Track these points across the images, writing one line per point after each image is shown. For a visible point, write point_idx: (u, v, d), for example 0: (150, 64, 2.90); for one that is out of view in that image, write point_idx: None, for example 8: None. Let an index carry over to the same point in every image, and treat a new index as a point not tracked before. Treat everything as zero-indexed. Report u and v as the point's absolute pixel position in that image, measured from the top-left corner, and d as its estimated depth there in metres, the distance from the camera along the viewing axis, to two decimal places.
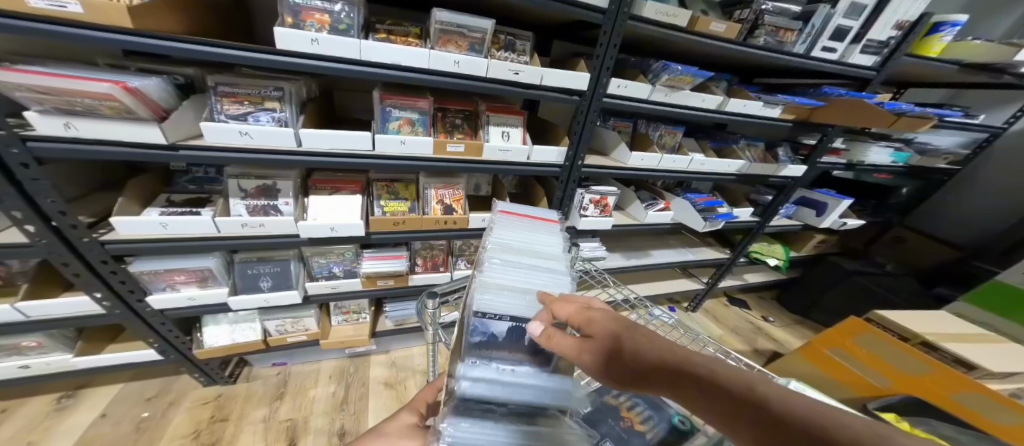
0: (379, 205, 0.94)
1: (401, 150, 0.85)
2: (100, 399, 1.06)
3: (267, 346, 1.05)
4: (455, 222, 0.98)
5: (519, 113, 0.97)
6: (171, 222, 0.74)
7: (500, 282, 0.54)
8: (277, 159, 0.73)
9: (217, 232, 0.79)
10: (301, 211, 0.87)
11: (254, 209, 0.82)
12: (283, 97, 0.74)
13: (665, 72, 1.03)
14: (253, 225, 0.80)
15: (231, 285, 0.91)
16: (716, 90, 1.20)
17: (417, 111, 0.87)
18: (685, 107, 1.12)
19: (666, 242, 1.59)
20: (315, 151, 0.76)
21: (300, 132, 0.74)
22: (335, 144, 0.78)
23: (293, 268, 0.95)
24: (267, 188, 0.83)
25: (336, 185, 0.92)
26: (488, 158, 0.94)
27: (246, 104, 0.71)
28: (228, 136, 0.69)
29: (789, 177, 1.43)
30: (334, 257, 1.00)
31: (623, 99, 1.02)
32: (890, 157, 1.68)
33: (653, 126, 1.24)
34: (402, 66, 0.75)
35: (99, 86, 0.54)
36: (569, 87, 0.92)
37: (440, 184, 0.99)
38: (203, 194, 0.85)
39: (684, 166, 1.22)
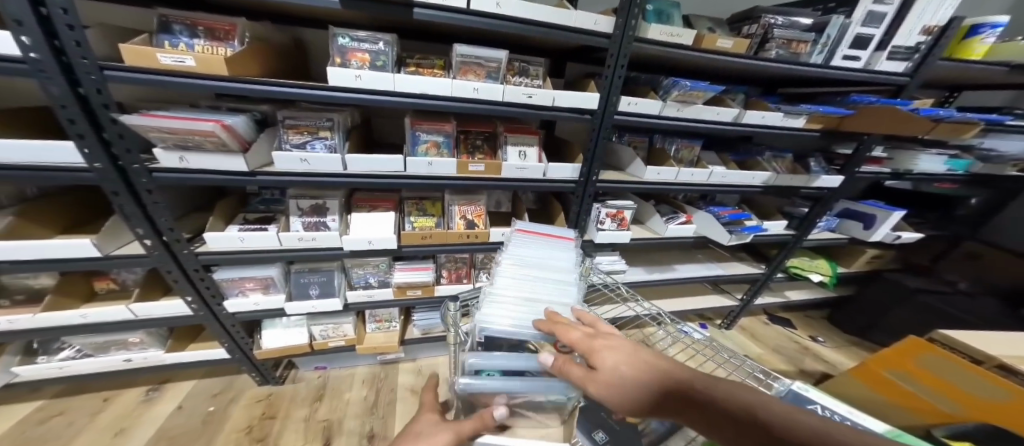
0: (410, 221, 1.04)
1: (428, 170, 0.94)
2: (181, 394, 1.22)
3: (312, 349, 1.16)
4: (477, 236, 1.05)
5: (535, 133, 1.06)
6: (246, 236, 0.87)
7: (505, 294, 0.63)
8: (327, 181, 0.85)
9: (279, 245, 0.91)
10: (345, 227, 0.98)
11: (308, 225, 0.95)
12: (333, 127, 0.87)
13: (675, 88, 1.07)
14: (307, 238, 0.92)
15: (287, 292, 1.03)
16: (733, 104, 1.21)
17: (443, 134, 0.98)
18: (699, 120, 1.14)
19: (694, 256, 1.56)
20: (357, 172, 0.88)
21: (346, 157, 0.85)
22: (372, 166, 0.89)
23: (336, 278, 1.07)
24: (319, 206, 0.97)
25: (374, 203, 1.03)
26: (508, 176, 1.02)
27: (306, 134, 0.85)
28: (291, 163, 0.82)
29: (825, 188, 1.37)
30: (369, 268, 1.10)
31: (635, 115, 1.07)
32: (943, 164, 1.57)
33: (669, 140, 1.27)
34: (428, 95, 0.85)
35: (205, 125, 0.68)
36: (580, 107, 0.98)
37: (463, 201, 1.07)
38: (270, 213, 1.00)
39: (704, 179, 1.22)
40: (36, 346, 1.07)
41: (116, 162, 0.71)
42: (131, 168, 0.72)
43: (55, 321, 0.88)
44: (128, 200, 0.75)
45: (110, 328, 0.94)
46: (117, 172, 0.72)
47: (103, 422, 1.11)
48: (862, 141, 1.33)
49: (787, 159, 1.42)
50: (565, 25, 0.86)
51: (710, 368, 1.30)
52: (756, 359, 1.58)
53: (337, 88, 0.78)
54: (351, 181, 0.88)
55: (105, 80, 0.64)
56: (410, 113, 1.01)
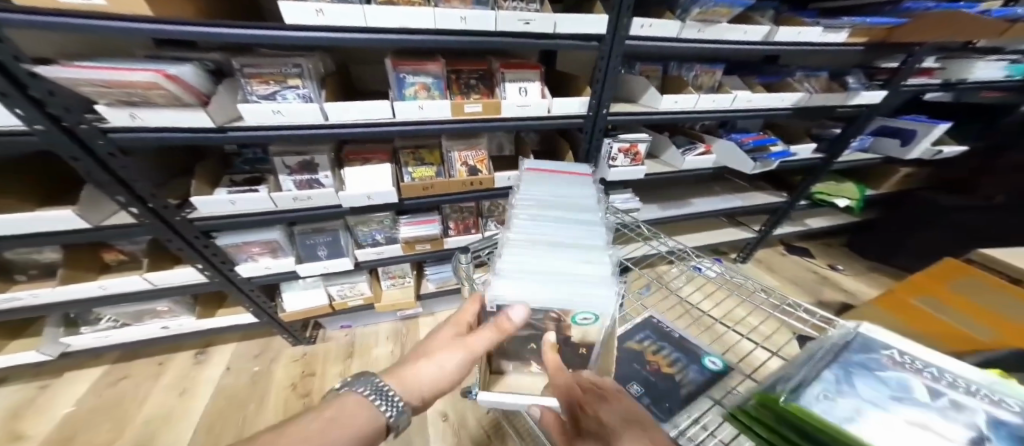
0: (408, 172, 0.99)
1: (420, 115, 0.87)
2: (223, 355, 1.30)
3: (334, 309, 1.19)
4: (481, 183, 1.01)
5: (537, 66, 0.95)
6: (238, 199, 0.84)
7: (527, 237, 0.56)
8: (311, 133, 0.80)
9: (275, 207, 0.89)
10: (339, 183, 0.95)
11: (301, 183, 0.92)
12: (302, 73, 0.80)
13: (695, 5, 0.93)
14: (302, 198, 0.90)
15: (296, 255, 1.04)
16: (764, 20, 1.05)
17: (430, 75, 0.89)
18: (722, 42, 1.00)
19: (711, 189, 1.48)
20: (341, 123, 0.82)
21: (325, 107, 0.79)
22: (357, 115, 0.82)
23: (342, 238, 1.05)
24: (307, 163, 0.91)
25: (366, 156, 0.98)
26: (507, 116, 0.94)
27: (272, 84, 0.78)
28: (263, 115, 0.76)
29: (862, 106, 1.24)
30: (375, 225, 1.08)
31: (649, 40, 0.93)
32: (1000, 71, 1.39)
33: (686, 66, 1.14)
34: (410, 30, 0.76)
35: (144, 75, 0.62)
36: (586, 33, 0.87)
37: (463, 146, 1.01)
38: (258, 173, 0.96)
39: (726, 105, 1.11)
40: (75, 318, 1.13)
41: (59, 123, 0.66)
42: (82, 129, 0.68)
43: (78, 293, 0.91)
44: (91, 165, 0.71)
45: (133, 299, 0.97)
46: (65, 134, 0.67)
47: (152, 383, 1.20)
48: (911, 51, 1.17)
49: (819, 77, 1.27)
50: None
51: (727, 301, 1.28)
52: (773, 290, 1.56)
53: (304, 27, 0.70)
54: (335, 133, 0.83)
55: (3, 25, 0.56)
56: (390, 54, 0.92)
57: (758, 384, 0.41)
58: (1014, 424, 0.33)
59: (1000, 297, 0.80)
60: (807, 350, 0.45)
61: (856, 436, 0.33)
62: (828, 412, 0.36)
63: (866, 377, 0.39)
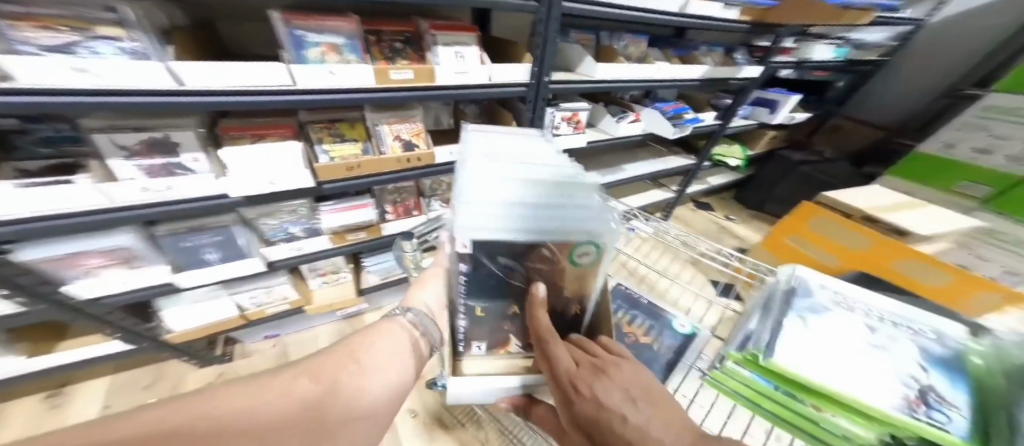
0: (324, 150, 0.80)
1: (330, 83, 0.72)
2: (94, 394, 0.99)
3: (248, 320, 1.00)
4: (420, 159, 0.90)
5: (472, 29, 0.86)
6: (49, 202, 0.57)
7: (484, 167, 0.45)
8: (167, 103, 0.58)
9: (109, 203, 0.62)
10: (219, 166, 0.71)
11: (150, 170, 0.63)
12: (124, 21, 0.55)
13: None
14: (157, 190, 0.64)
15: (170, 263, 0.78)
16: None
17: (342, 36, 0.73)
18: (645, 11, 1.06)
19: (636, 155, 1.61)
20: (215, 91, 0.62)
21: (172, 65, 0.57)
22: (245, 81, 0.64)
23: (239, 237, 0.82)
24: (153, 140, 0.62)
25: (256, 131, 0.72)
26: (444, 84, 0.85)
27: (65, 31, 0.52)
28: (59, 76, 0.50)
29: (746, 78, 1.45)
30: (286, 216, 0.86)
31: (584, 5, 0.93)
32: (831, 53, 1.75)
33: (615, 36, 1.18)
34: None
35: None
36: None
37: (393, 118, 0.87)
38: (68, 159, 0.67)
39: (650, 75, 1.19)
40: None
41: None
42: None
43: None
44: None
45: None
46: None
47: None
48: (778, 32, 1.39)
49: (716, 52, 1.44)
50: None
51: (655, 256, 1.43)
52: None
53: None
54: (211, 105, 0.61)
55: None
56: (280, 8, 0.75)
57: (733, 343, 0.46)
58: (936, 352, 0.42)
59: (846, 232, 1.09)
60: (770, 303, 0.50)
61: (844, 394, 0.38)
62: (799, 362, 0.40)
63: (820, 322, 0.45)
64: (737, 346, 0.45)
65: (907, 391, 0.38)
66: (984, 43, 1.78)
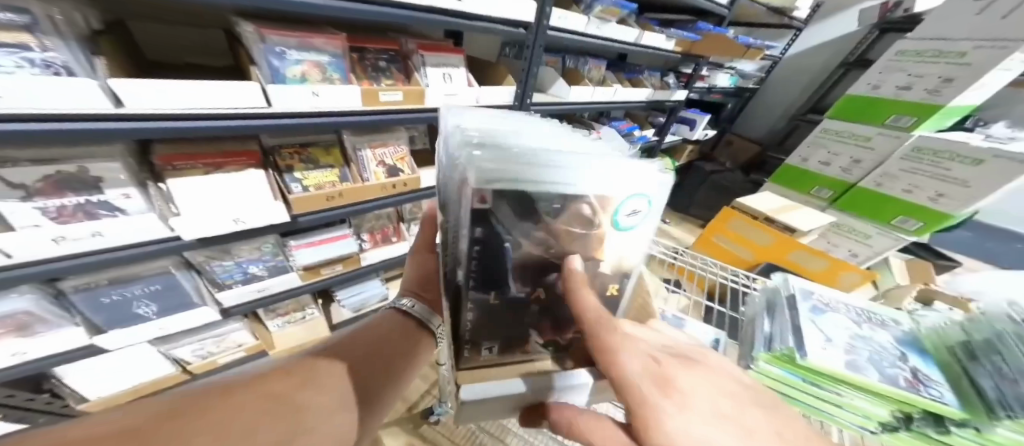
0: (296, 179, 0.68)
1: (313, 104, 0.63)
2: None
3: (189, 375, 0.79)
4: (405, 184, 0.84)
5: (458, 51, 0.83)
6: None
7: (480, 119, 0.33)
8: (101, 131, 0.44)
9: (5, 259, 0.44)
10: (160, 203, 0.54)
11: (59, 212, 0.46)
12: (31, 25, 0.41)
13: (597, 3, 1.03)
14: (75, 238, 0.47)
15: (85, 323, 0.57)
16: (632, 25, 1.25)
17: (325, 53, 0.64)
18: (611, 40, 1.14)
19: None
20: (176, 112, 0.50)
21: (111, 83, 0.44)
22: (210, 103, 0.52)
23: (186, 282, 0.63)
24: (63, 177, 0.45)
25: (212, 160, 0.57)
26: (432, 106, 0.80)
27: None
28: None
29: (676, 102, 1.67)
30: (245, 253, 0.69)
31: (562, 33, 0.97)
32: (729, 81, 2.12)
33: (581, 60, 1.25)
34: None
35: None
36: (512, 19, 0.83)
37: (375, 142, 0.81)
38: None
39: (609, 98, 1.29)
40: None
41: None
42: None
43: None
44: None
45: None
46: None
47: None
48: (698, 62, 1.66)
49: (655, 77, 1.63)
50: None
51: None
52: None
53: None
54: (165, 131, 0.49)
55: None
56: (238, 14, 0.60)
57: (755, 343, 0.45)
58: (902, 337, 0.44)
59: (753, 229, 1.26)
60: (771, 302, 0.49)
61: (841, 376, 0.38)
62: (832, 360, 0.40)
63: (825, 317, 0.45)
64: (762, 346, 0.44)
65: (903, 372, 0.40)
66: (815, 76, 2.33)
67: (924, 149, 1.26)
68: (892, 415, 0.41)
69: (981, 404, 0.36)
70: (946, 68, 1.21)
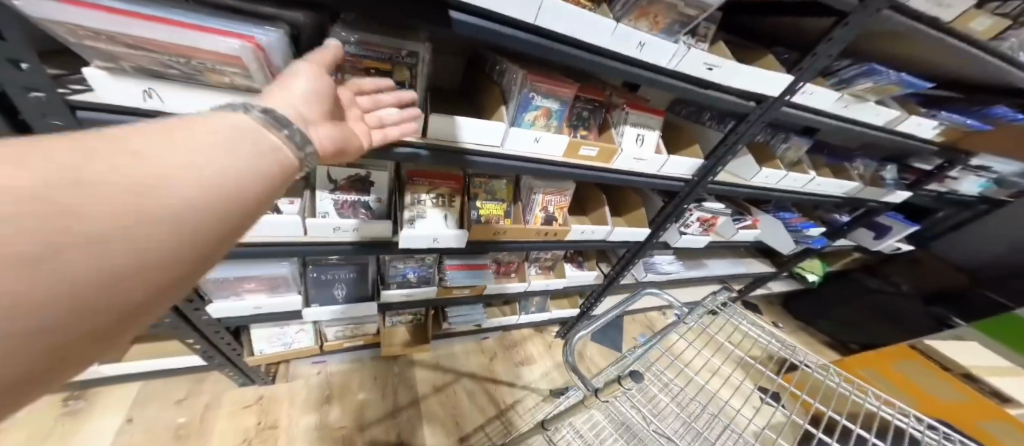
0: (475, 207, 0.78)
1: (529, 149, 0.69)
2: (121, 399, 0.91)
3: (321, 351, 0.97)
4: (556, 234, 0.89)
5: (659, 114, 0.83)
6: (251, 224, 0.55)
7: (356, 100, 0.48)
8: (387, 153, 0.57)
9: (302, 237, 0.62)
10: (391, 210, 0.70)
11: (342, 205, 0.64)
12: (416, 67, 0.54)
13: (866, 76, 0.77)
14: (345, 230, 0.63)
15: (302, 295, 0.74)
16: (894, 103, 0.90)
17: (559, 101, 0.69)
18: (862, 125, 0.87)
19: (717, 251, 1.54)
20: (443, 143, 0.61)
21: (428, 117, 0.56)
22: (473, 139, 0.62)
23: (369, 272, 0.81)
24: (358, 180, 0.64)
25: (433, 180, 0.71)
26: (617, 167, 0.81)
27: (372, 75, 0.53)
28: (350, 118, 0.52)
29: (885, 203, 1.28)
30: (413, 261, 0.83)
31: (801, 109, 0.78)
32: (976, 187, 1.34)
33: (781, 140, 1.05)
34: (577, 41, 0.55)
35: (217, 44, 0.35)
36: (755, 91, 0.71)
37: (550, 188, 0.86)
38: None
39: (799, 186, 1.05)
40: None
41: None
42: (23, 97, 0.38)
43: None
44: None
45: None
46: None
47: (10, 155, 0.20)
48: (954, 158, 1.14)
49: (866, 166, 1.24)
50: None
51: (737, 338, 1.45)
52: None
53: (476, 8, 0.47)
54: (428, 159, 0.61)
55: None
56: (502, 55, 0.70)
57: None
58: None
59: (934, 380, 1.08)
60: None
61: None
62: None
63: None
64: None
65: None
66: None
67: None
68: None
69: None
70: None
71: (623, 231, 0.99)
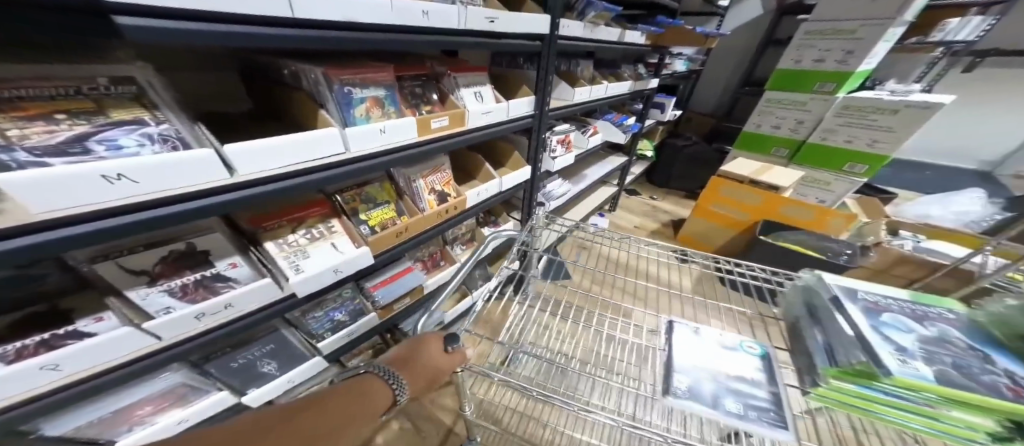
0: (364, 223, 0.78)
1: (380, 142, 0.71)
2: None
3: None
4: (455, 207, 0.93)
5: (482, 70, 0.95)
6: (69, 359, 0.45)
7: (113, 164, 0.41)
8: (212, 204, 0.50)
9: (160, 341, 0.54)
10: (258, 269, 0.64)
11: (185, 290, 0.55)
12: (149, 96, 0.48)
13: (589, 10, 1.15)
14: (213, 311, 0.57)
15: (227, 387, 0.69)
16: (615, 25, 1.40)
17: (381, 88, 0.73)
18: (601, 41, 1.29)
19: (589, 161, 1.80)
20: (261, 175, 0.56)
21: (228, 152, 0.51)
22: (300, 157, 0.60)
23: (291, 337, 0.75)
24: (183, 256, 0.56)
25: (296, 216, 0.69)
26: (472, 125, 0.90)
27: (64, 123, 0.41)
28: (82, 189, 0.40)
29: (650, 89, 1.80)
30: (331, 304, 0.80)
31: (566, 39, 1.10)
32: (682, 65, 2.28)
33: (572, 64, 1.37)
34: (363, 25, 0.59)
35: None
36: (532, 32, 0.91)
37: (424, 170, 0.90)
38: (38, 306, 0.51)
39: (602, 93, 1.42)
40: None
41: None
42: None
43: None
44: None
45: None
46: None
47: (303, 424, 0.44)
48: (662, 52, 1.83)
49: (630, 69, 1.78)
50: (510, 33, 0.87)
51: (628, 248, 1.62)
52: (639, 224, 2.16)
53: (243, 17, 0.47)
54: (253, 198, 0.55)
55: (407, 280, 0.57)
56: (275, 61, 0.68)
57: (817, 358, 0.50)
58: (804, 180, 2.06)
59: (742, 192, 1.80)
60: (818, 306, 0.58)
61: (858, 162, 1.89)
62: (920, 375, 0.44)
63: (892, 329, 0.50)
64: (826, 360, 0.49)
65: (1002, 380, 0.43)
66: (744, 54, 2.62)
67: (854, 105, 1.81)
68: (999, 424, 0.42)
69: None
70: (845, 43, 1.81)
71: (504, 179, 1.05)
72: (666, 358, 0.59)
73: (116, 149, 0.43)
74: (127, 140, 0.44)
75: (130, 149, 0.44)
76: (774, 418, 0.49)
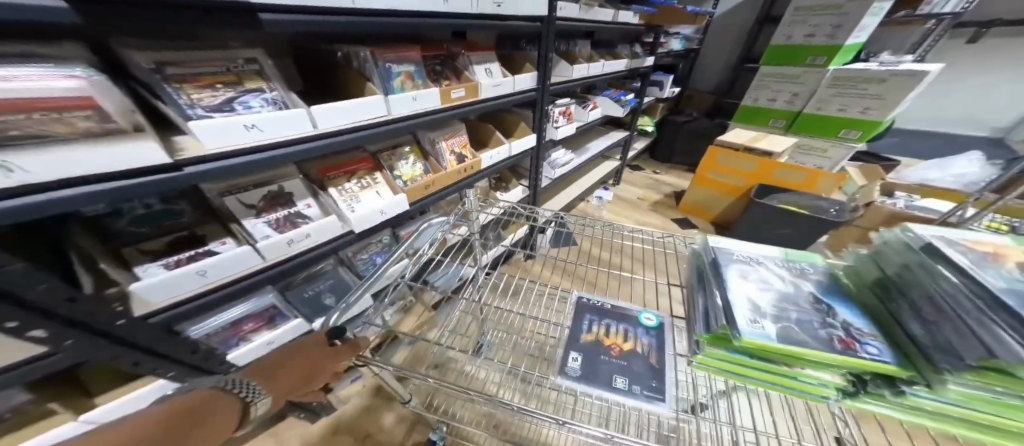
0: (398, 177, 0.95)
1: (413, 107, 0.88)
2: None
3: None
4: (471, 166, 1.10)
5: (490, 49, 1.12)
6: (210, 268, 0.65)
7: (246, 118, 0.59)
8: (303, 150, 0.68)
9: (263, 262, 0.72)
10: (326, 209, 0.83)
11: (278, 223, 0.74)
12: (264, 71, 0.68)
13: None
14: (298, 239, 0.75)
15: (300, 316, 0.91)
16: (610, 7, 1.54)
17: (412, 64, 0.91)
18: (596, 22, 1.43)
19: (590, 135, 1.94)
20: (332, 130, 0.73)
21: (313, 111, 0.69)
22: (357, 116, 0.77)
23: (343, 275, 0.97)
24: (276, 196, 0.76)
25: (349, 169, 0.87)
26: (484, 95, 1.06)
27: (221, 89, 0.60)
28: (231, 134, 0.58)
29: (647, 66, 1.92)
30: (374, 248, 1.02)
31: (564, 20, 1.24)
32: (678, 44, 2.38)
33: (571, 43, 1.51)
34: (401, 11, 0.76)
35: (63, 86, 0.43)
36: (532, 14, 1.06)
37: (446, 135, 1.07)
38: (181, 231, 0.71)
39: (600, 70, 1.56)
40: None
41: None
42: None
43: None
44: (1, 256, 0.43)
45: None
46: None
47: None
48: (656, 31, 1.95)
49: (626, 48, 1.91)
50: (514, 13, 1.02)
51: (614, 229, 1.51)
52: (642, 196, 2.29)
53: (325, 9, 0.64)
54: (326, 146, 0.72)
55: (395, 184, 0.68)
56: (330, 46, 0.86)
57: (698, 324, 0.48)
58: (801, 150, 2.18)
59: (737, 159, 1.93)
60: (704, 272, 0.56)
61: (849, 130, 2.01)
62: (765, 335, 0.43)
63: (756, 288, 0.49)
64: (704, 325, 0.48)
65: (839, 332, 0.44)
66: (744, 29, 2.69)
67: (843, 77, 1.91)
68: (846, 378, 0.43)
69: (920, 354, 0.39)
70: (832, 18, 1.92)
71: (512, 145, 1.22)
72: (569, 333, 0.58)
73: (247, 108, 0.62)
74: (253, 103, 0.63)
75: (255, 108, 0.62)
76: (655, 391, 0.48)
